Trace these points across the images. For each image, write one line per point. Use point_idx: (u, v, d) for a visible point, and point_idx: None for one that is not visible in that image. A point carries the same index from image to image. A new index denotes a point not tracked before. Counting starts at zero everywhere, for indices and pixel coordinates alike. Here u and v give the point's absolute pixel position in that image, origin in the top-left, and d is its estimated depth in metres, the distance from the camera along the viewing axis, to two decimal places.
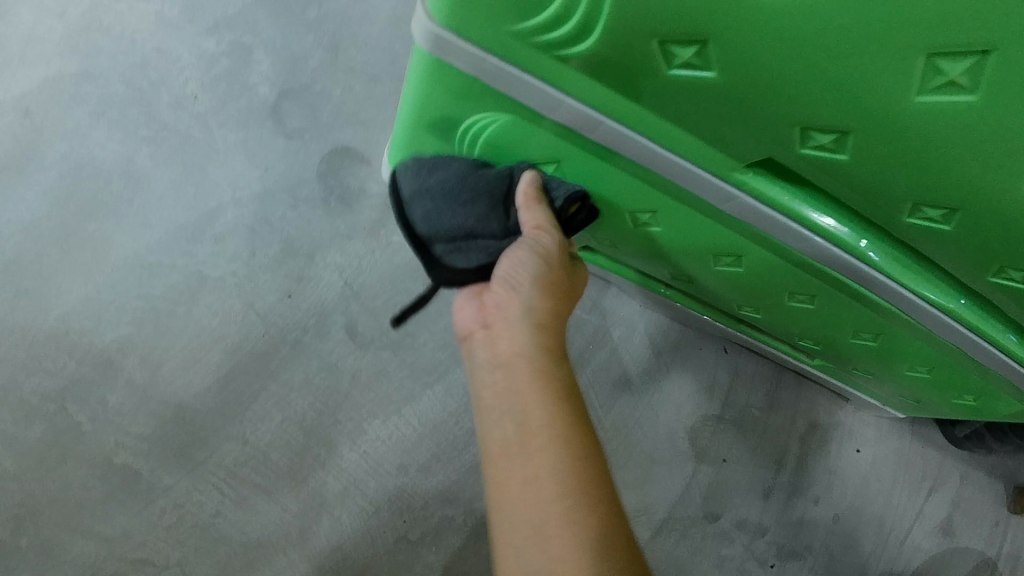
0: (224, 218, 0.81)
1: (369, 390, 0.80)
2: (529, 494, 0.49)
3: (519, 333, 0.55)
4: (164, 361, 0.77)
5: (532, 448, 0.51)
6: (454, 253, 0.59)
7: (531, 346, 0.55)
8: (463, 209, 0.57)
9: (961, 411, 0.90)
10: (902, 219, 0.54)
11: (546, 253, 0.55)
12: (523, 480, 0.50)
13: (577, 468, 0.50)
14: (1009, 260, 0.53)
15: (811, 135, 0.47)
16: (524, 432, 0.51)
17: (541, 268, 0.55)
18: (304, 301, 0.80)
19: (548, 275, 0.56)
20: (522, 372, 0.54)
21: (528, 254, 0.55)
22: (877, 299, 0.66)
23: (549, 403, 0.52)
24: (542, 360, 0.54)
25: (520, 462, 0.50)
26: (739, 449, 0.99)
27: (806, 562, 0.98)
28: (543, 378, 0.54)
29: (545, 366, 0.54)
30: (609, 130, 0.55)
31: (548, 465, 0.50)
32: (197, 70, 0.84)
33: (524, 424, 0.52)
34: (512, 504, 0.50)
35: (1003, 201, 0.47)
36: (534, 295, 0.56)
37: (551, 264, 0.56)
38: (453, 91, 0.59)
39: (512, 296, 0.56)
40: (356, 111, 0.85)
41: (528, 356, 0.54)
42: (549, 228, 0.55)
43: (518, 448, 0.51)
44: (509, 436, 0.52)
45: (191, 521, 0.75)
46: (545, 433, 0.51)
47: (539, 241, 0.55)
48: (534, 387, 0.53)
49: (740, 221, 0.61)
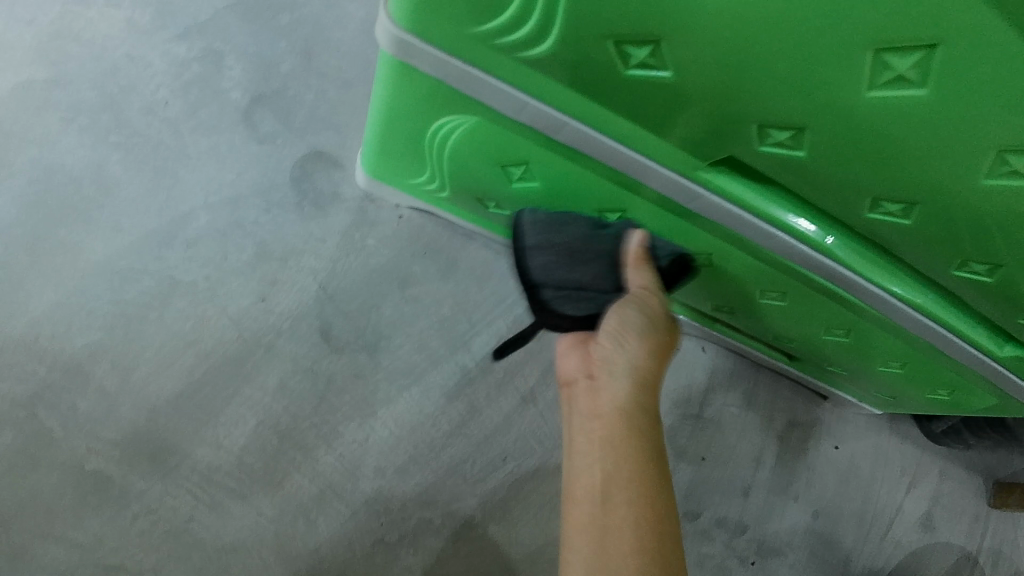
0: (197, 223, 0.81)
1: (344, 393, 0.80)
2: (613, 541, 0.51)
3: (622, 387, 0.58)
4: (136, 366, 0.77)
5: (616, 499, 0.53)
6: (563, 299, 0.65)
7: (628, 401, 0.58)
8: (587, 267, 0.65)
9: (936, 405, 0.90)
10: (863, 214, 0.54)
11: (655, 315, 0.60)
12: (602, 525, 0.52)
13: (658, 530, 0.52)
14: (971, 253, 0.54)
15: (769, 132, 0.48)
16: (613, 480, 0.54)
17: (649, 327, 0.60)
18: (278, 305, 0.80)
19: (650, 337, 0.60)
20: (617, 425, 0.57)
21: (633, 311, 0.60)
22: (845, 295, 0.66)
23: (642, 463, 0.55)
24: (640, 418, 0.57)
25: (605, 509, 0.53)
26: (718, 447, 1.00)
27: (786, 559, 0.98)
28: (637, 437, 0.56)
29: (640, 423, 0.57)
30: (573, 132, 0.55)
31: (629, 516, 0.52)
32: (169, 75, 0.84)
33: (614, 470, 0.54)
34: (591, 546, 0.52)
35: (961, 194, 0.48)
36: (639, 354, 0.59)
37: (657, 327, 0.60)
38: (419, 95, 0.59)
39: (616, 350, 0.60)
40: (329, 114, 0.85)
41: (627, 410, 0.57)
42: (653, 289, 0.61)
43: (606, 496, 0.53)
44: (598, 482, 0.54)
45: (165, 526, 0.75)
46: (630, 490, 0.53)
47: (647, 301, 0.61)
48: (627, 441, 0.56)
49: (708, 220, 0.62)
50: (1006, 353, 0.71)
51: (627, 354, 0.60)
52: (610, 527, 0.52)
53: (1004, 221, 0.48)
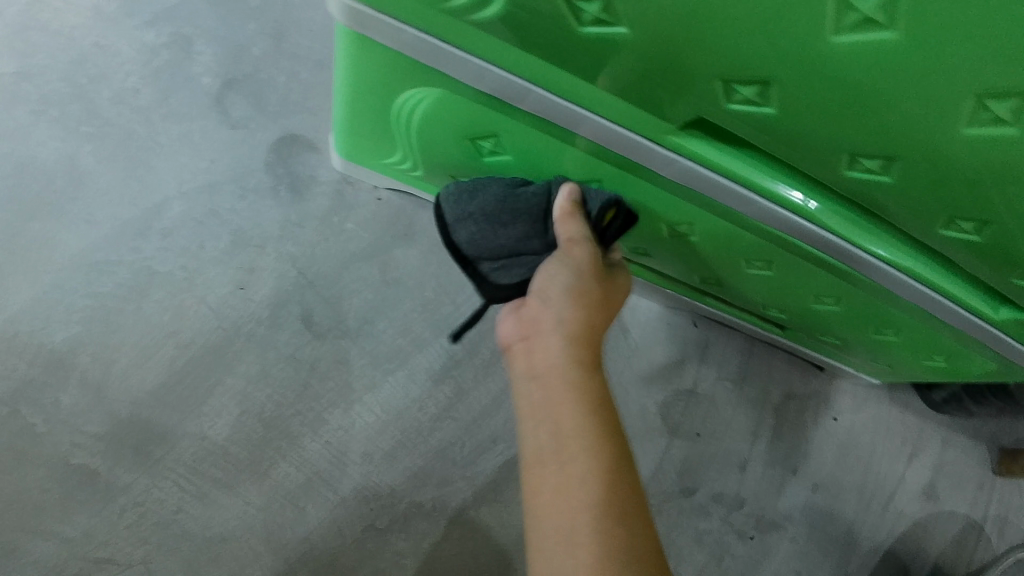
0: (171, 212, 0.80)
1: (328, 379, 0.80)
2: (566, 506, 0.48)
3: (556, 342, 0.54)
4: (116, 359, 0.77)
5: (568, 459, 0.50)
6: (500, 270, 0.63)
7: (568, 359, 0.53)
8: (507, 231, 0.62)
9: (933, 372, 0.89)
10: (842, 173, 0.52)
11: (581, 265, 0.56)
12: (556, 488, 0.49)
13: (612, 488, 0.49)
14: (956, 209, 0.52)
15: (735, 89, 0.46)
16: (561, 442, 0.51)
17: (575, 277, 0.56)
18: (257, 292, 0.80)
19: (587, 291, 0.56)
20: (554, 383, 0.53)
21: (561, 267, 0.57)
22: (831, 260, 0.65)
23: (588, 421, 0.51)
24: (579, 375, 0.53)
25: (556, 474, 0.50)
26: (714, 423, 0.98)
27: (786, 532, 0.97)
28: (579, 391, 0.52)
29: (582, 380, 0.53)
30: (538, 99, 0.54)
31: (580, 475, 0.49)
32: (138, 63, 0.83)
33: (560, 433, 0.51)
34: (551, 514, 0.49)
35: (940, 144, 0.46)
36: (576, 313, 0.55)
37: (588, 275, 0.56)
38: (381, 67, 0.57)
39: (546, 305, 0.55)
40: (302, 98, 0.84)
41: (563, 367, 0.53)
42: (584, 241, 0.57)
43: (555, 461, 0.50)
44: (547, 447, 0.51)
45: (153, 518, 0.75)
46: (579, 446, 0.50)
47: (575, 252, 0.57)
48: (568, 398, 0.52)
49: (685, 188, 0.60)
50: (1001, 316, 0.69)
51: (560, 312, 0.55)
52: (564, 493, 0.49)
53: (987, 171, 0.47)
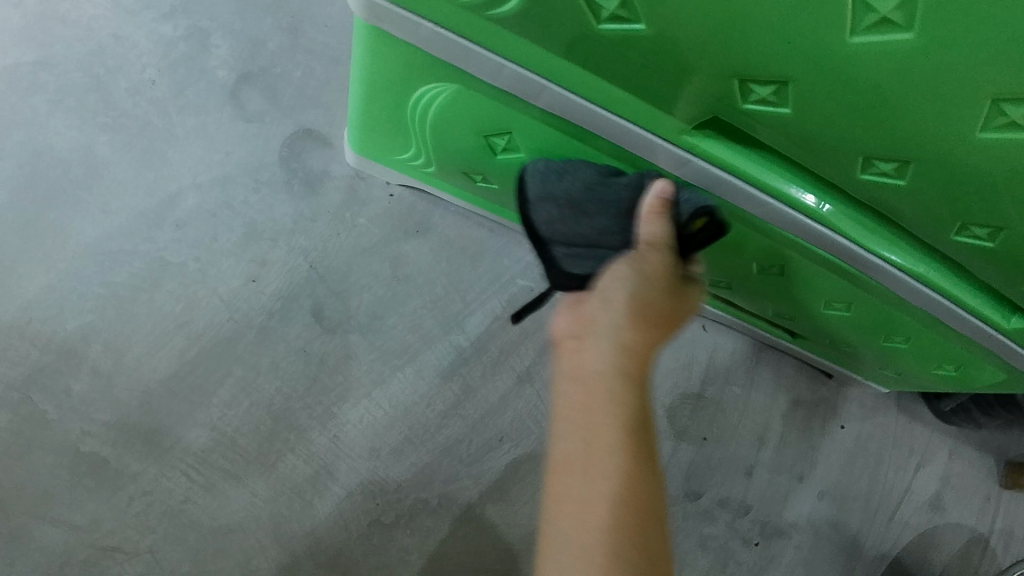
0: (186, 204, 0.80)
1: (337, 373, 0.80)
2: (586, 520, 0.45)
3: (605, 351, 0.50)
4: (128, 348, 0.77)
5: (597, 470, 0.47)
6: (570, 258, 0.61)
7: (613, 366, 0.49)
8: (590, 220, 0.59)
9: (943, 381, 0.88)
10: (857, 175, 0.52)
11: (654, 272, 0.51)
12: (579, 501, 0.46)
13: (637, 513, 0.45)
14: (969, 215, 0.52)
15: (751, 88, 0.46)
16: (592, 452, 0.47)
17: (645, 285, 0.51)
18: (268, 285, 0.80)
19: (651, 304, 0.51)
20: (595, 391, 0.49)
21: (630, 270, 0.52)
22: (842, 265, 0.65)
23: (621, 433, 0.47)
24: (624, 390, 0.49)
25: (584, 481, 0.47)
26: (720, 427, 0.98)
27: (791, 540, 0.97)
28: (620, 405, 0.48)
29: (625, 396, 0.49)
30: (554, 96, 0.54)
31: (604, 492, 0.46)
32: (155, 56, 0.84)
33: (592, 441, 0.48)
34: (569, 520, 0.46)
35: (956, 147, 0.46)
36: (636, 323, 0.50)
37: (655, 285, 0.51)
38: (398, 62, 0.58)
39: (605, 308, 0.52)
40: (317, 92, 0.85)
41: (607, 376, 0.49)
42: (666, 245, 0.52)
43: (583, 468, 0.47)
44: (577, 456, 0.48)
45: (160, 507, 0.75)
46: (609, 462, 0.47)
47: (650, 258, 0.52)
48: (606, 409, 0.48)
49: (698, 189, 0.60)
50: (1013, 324, 0.69)
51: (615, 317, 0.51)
52: (586, 503, 0.46)
53: (1001, 177, 0.47)
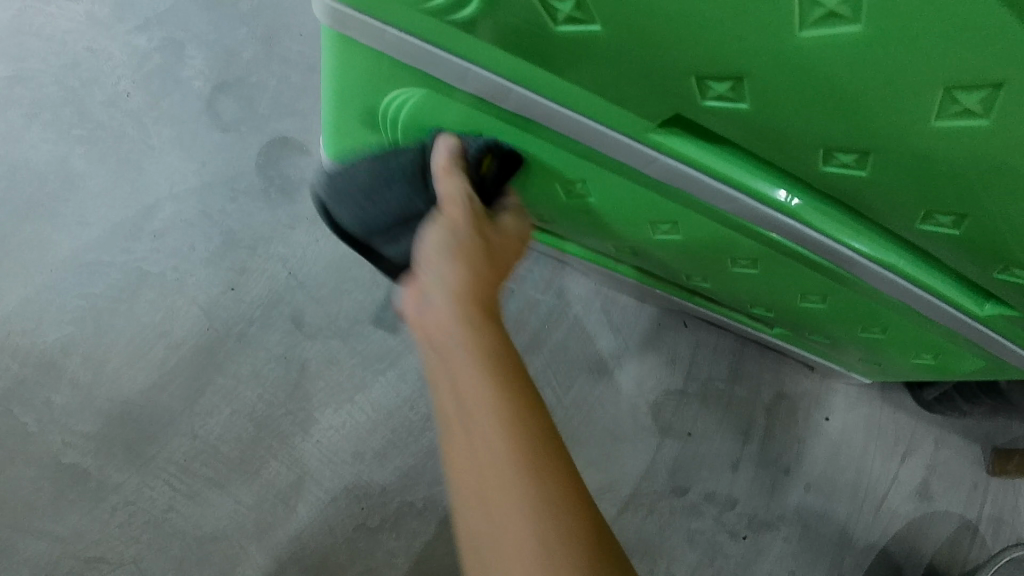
0: (163, 214, 0.81)
1: (319, 379, 0.80)
2: (482, 476, 0.41)
3: (440, 306, 0.46)
4: (108, 359, 0.77)
5: (475, 421, 0.42)
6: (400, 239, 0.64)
7: (453, 313, 0.46)
8: (382, 199, 0.63)
9: (923, 370, 0.89)
10: (820, 168, 0.53)
11: (457, 220, 0.51)
12: (471, 457, 0.41)
13: (530, 444, 0.41)
14: (933, 203, 0.53)
15: (709, 85, 0.47)
16: (465, 405, 0.42)
17: (449, 235, 0.50)
18: (248, 293, 0.80)
19: (461, 245, 0.49)
20: (446, 348, 0.45)
21: (438, 226, 0.50)
22: (814, 257, 0.65)
23: (488, 371, 0.43)
24: (471, 333, 0.45)
25: (466, 439, 0.42)
26: (705, 422, 0.99)
27: (779, 533, 0.97)
28: (475, 346, 0.44)
29: (475, 336, 0.45)
30: (519, 98, 0.54)
31: (490, 439, 0.41)
32: (130, 67, 0.84)
33: (460, 395, 0.43)
34: (470, 483, 0.41)
35: (913, 137, 0.46)
36: (456, 264, 0.48)
37: (459, 229, 0.50)
38: (366, 69, 0.58)
39: (422, 270, 0.49)
40: (292, 100, 0.85)
41: (452, 328, 0.45)
42: (463, 194, 0.52)
43: (462, 424, 0.42)
44: (454, 417, 0.43)
45: (144, 517, 0.75)
46: (483, 405, 0.42)
47: (452, 209, 0.52)
48: (461, 359, 0.44)
49: (667, 185, 0.60)
50: (987, 312, 0.69)
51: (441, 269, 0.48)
52: (477, 460, 0.41)
53: (961, 164, 0.47)
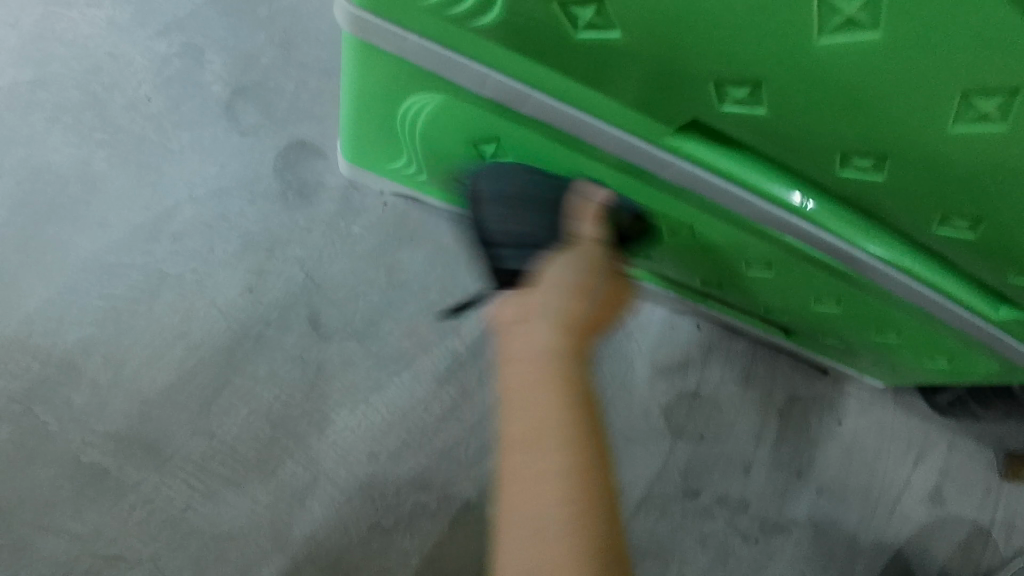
0: (182, 216, 0.82)
1: (335, 381, 0.81)
2: (541, 506, 0.43)
3: (543, 332, 0.49)
4: (127, 359, 0.78)
5: (549, 451, 0.44)
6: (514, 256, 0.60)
7: (556, 349, 0.48)
8: (519, 217, 0.61)
9: (936, 374, 0.89)
10: (836, 173, 0.53)
11: (592, 262, 0.54)
12: (535, 484, 0.44)
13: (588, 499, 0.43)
14: (949, 208, 0.53)
15: (726, 91, 0.47)
16: (543, 433, 0.45)
17: (586, 271, 0.53)
18: (265, 295, 0.81)
19: (587, 285, 0.52)
20: (542, 373, 0.47)
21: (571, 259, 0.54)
22: (829, 261, 0.65)
23: (564, 416, 0.45)
24: (566, 370, 0.48)
25: (536, 465, 0.44)
26: (717, 425, 0.99)
27: (791, 536, 0.97)
28: (569, 387, 0.47)
29: (570, 376, 0.48)
30: (537, 104, 0.55)
31: (559, 475, 0.43)
32: (150, 71, 0.85)
33: (540, 428, 0.45)
34: (521, 507, 0.43)
35: (931, 143, 0.47)
36: (576, 300, 0.51)
37: (592, 271, 0.53)
38: (386, 74, 0.59)
39: (547, 290, 0.52)
40: (309, 104, 0.86)
41: (553, 357, 0.48)
42: (600, 241, 0.56)
43: (537, 449, 0.44)
44: (528, 436, 0.45)
45: (162, 516, 0.76)
46: (559, 441, 0.44)
47: (590, 249, 0.55)
48: (553, 391, 0.46)
49: (683, 189, 0.61)
50: (1002, 316, 0.69)
51: (553, 299, 0.51)
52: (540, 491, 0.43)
53: (977, 169, 0.48)
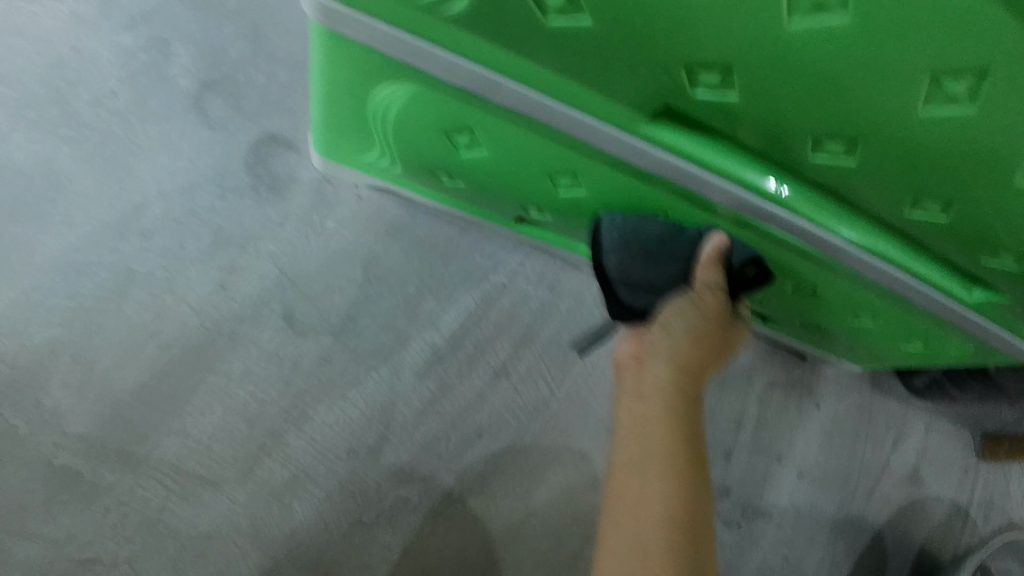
0: (151, 213, 0.80)
1: (312, 377, 0.80)
2: (654, 517, 0.57)
3: (661, 363, 0.67)
4: (98, 360, 0.77)
5: (653, 472, 0.60)
6: (637, 297, 0.72)
7: (670, 377, 0.65)
8: (656, 269, 0.69)
9: (913, 358, 0.90)
10: (809, 158, 0.53)
11: (708, 313, 0.67)
12: (638, 498, 0.59)
13: (686, 514, 0.58)
14: (921, 192, 0.53)
15: (698, 76, 0.47)
16: (655, 458, 0.60)
17: (698, 319, 0.67)
18: (238, 292, 0.80)
19: (702, 331, 0.67)
20: (657, 400, 0.64)
21: (684, 304, 0.68)
22: (804, 247, 0.66)
23: (682, 453, 0.61)
24: (679, 401, 0.64)
25: (644, 484, 0.59)
26: (698, 412, 0.99)
27: (772, 519, 0.98)
28: (681, 421, 0.63)
29: (682, 406, 0.64)
30: (508, 93, 0.54)
31: (663, 489, 0.59)
32: (116, 66, 0.83)
33: (654, 454, 0.60)
34: (623, 528, 0.58)
35: (903, 127, 0.47)
36: (683, 344, 0.67)
37: (710, 326, 0.67)
38: (354, 63, 0.58)
39: (666, 334, 0.68)
40: (281, 98, 0.85)
41: (664, 383, 0.65)
42: (719, 290, 0.67)
43: (642, 472, 0.60)
44: (636, 458, 0.61)
45: (137, 517, 0.75)
46: (665, 465, 0.60)
47: (704, 299, 0.67)
48: (664, 422, 0.62)
49: (658, 177, 0.61)
50: (975, 298, 0.70)
51: (674, 344, 0.67)
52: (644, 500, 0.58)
53: (947, 153, 0.48)
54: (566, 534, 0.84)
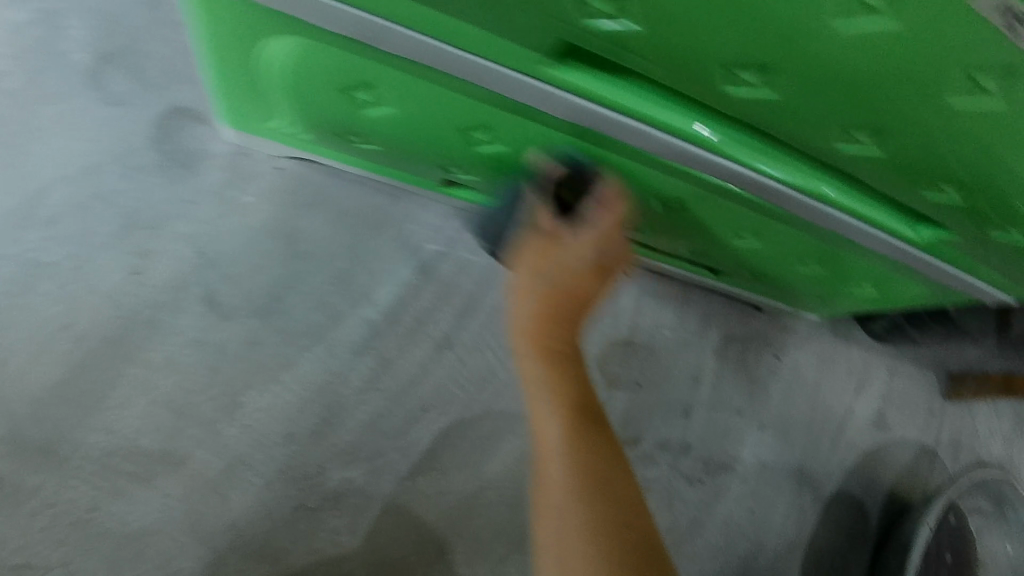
0: (52, 199, 0.75)
1: (241, 361, 0.77)
2: (546, 479, 0.61)
3: (522, 331, 0.67)
4: (10, 358, 0.72)
5: (549, 439, 0.63)
6: None
7: (534, 346, 0.66)
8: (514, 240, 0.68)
9: (866, 301, 0.88)
10: (725, 91, 0.50)
11: (541, 257, 0.63)
12: (547, 474, 0.61)
13: (583, 465, 0.60)
14: (848, 120, 0.50)
15: (588, 3, 0.43)
16: (547, 429, 0.63)
17: (533, 272, 0.64)
18: (153, 276, 0.76)
19: (536, 287, 0.64)
20: (534, 374, 0.66)
21: (524, 254, 0.65)
22: (739, 193, 0.63)
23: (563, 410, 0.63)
24: (546, 361, 0.65)
25: (545, 454, 0.62)
26: (653, 371, 0.95)
27: (736, 474, 0.96)
28: (554, 385, 0.65)
29: (551, 367, 0.65)
30: (397, 38, 0.50)
31: (558, 456, 0.61)
32: (4, 44, 0.78)
33: (544, 427, 0.63)
34: (543, 491, 0.61)
35: (816, 49, 0.43)
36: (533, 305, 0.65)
37: (542, 274, 0.63)
38: (230, 13, 0.53)
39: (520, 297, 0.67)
40: (184, 66, 0.81)
41: (533, 350, 0.66)
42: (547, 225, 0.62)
43: (544, 442, 0.63)
44: (540, 432, 0.64)
45: (68, 518, 0.71)
46: (556, 429, 0.62)
47: (537, 240, 0.63)
48: (545, 391, 0.65)
49: (575, 125, 0.57)
50: (922, 236, 0.68)
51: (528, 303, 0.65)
52: (551, 475, 0.61)
53: (871, 75, 0.44)
54: (521, 502, 0.82)
